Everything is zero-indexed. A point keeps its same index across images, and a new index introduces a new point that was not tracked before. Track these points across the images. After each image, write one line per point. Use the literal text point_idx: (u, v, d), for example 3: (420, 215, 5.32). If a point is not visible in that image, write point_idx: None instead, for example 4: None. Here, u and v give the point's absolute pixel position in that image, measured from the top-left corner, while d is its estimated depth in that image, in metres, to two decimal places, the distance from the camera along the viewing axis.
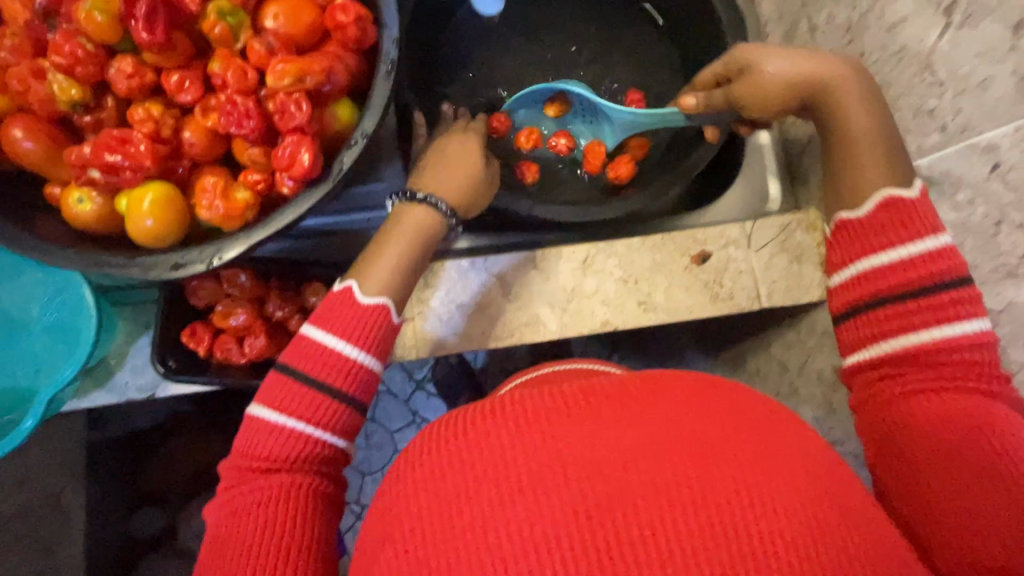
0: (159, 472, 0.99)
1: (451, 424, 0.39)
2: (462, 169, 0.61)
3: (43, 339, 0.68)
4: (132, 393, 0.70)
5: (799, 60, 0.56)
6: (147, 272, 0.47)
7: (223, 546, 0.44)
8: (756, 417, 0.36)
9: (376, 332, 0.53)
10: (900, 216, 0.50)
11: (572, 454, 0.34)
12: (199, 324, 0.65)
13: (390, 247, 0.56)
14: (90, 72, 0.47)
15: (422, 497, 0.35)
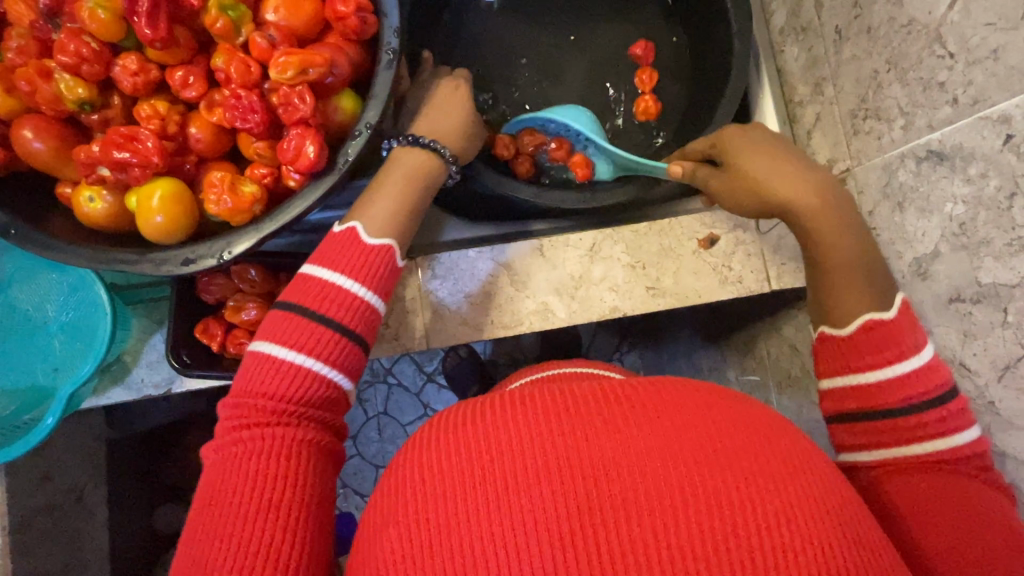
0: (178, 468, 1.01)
1: (466, 410, 0.40)
2: (456, 116, 0.65)
3: (60, 338, 0.70)
4: (149, 389, 0.71)
5: (778, 178, 0.58)
6: (159, 268, 0.48)
7: (223, 480, 0.45)
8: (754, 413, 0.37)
9: (377, 270, 0.55)
10: (881, 342, 0.52)
11: (583, 436, 0.35)
12: (211, 319, 0.66)
13: (391, 185, 0.59)
14: (96, 71, 0.47)
15: (435, 482, 0.36)
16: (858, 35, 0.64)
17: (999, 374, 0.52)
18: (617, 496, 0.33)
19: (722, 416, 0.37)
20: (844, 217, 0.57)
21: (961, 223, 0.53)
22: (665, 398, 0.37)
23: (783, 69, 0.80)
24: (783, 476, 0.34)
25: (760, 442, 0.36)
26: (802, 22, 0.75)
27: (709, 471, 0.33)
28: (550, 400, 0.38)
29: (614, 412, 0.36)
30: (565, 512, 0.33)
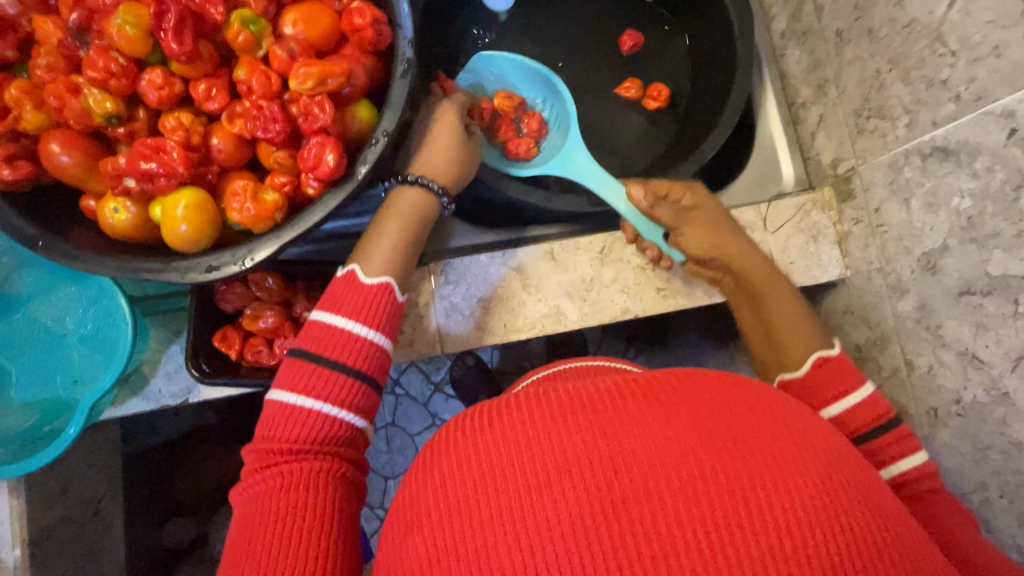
0: (189, 482, 1.01)
1: (491, 409, 0.40)
2: (445, 152, 0.63)
3: (80, 350, 0.71)
4: (166, 400, 0.72)
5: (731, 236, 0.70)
6: (184, 275, 0.49)
7: (249, 530, 0.47)
8: (767, 401, 0.38)
9: (384, 310, 0.56)
10: (835, 373, 0.60)
11: (610, 428, 0.36)
12: (229, 328, 0.67)
13: (389, 228, 0.60)
14: (124, 86, 0.48)
15: (465, 478, 0.36)
16: (860, 36, 0.65)
17: (1013, 364, 0.52)
18: (649, 485, 0.33)
19: (746, 406, 0.37)
20: (778, 279, 0.69)
21: (969, 216, 0.54)
22: (686, 391, 0.38)
23: (785, 72, 0.81)
24: (810, 461, 0.35)
25: (784, 429, 0.36)
26: (803, 25, 0.76)
27: (735, 460, 0.34)
28: (573, 399, 0.39)
29: (641, 405, 0.37)
30: (597, 497, 0.33)
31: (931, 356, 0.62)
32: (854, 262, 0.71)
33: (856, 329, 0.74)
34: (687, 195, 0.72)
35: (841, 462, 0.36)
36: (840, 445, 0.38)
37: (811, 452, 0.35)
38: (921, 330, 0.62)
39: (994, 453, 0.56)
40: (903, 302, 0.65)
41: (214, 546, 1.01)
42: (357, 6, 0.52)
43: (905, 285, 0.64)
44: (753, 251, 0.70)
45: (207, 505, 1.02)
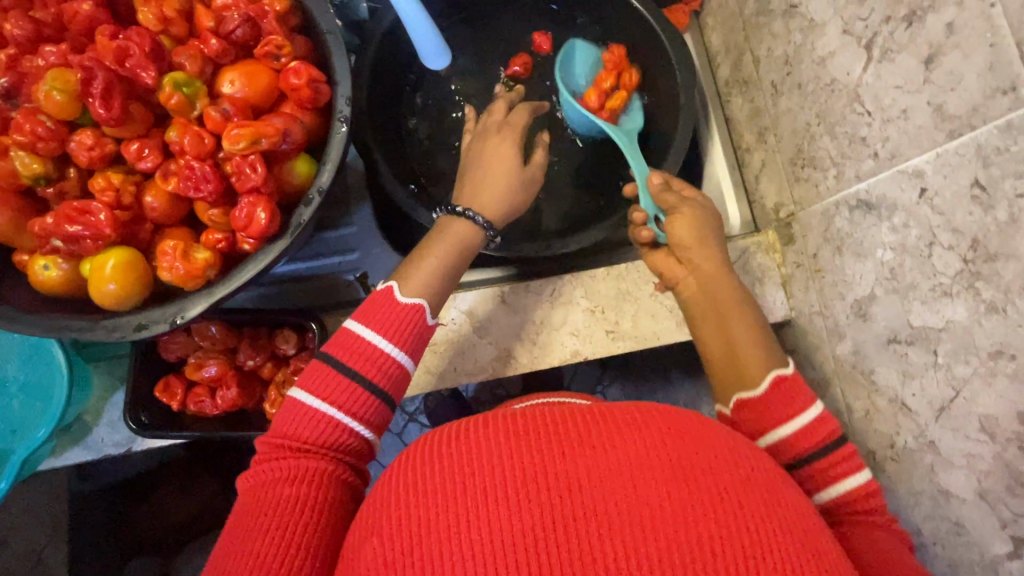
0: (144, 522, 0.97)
1: (416, 451, 0.39)
2: (498, 183, 0.64)
3: (17, 399, 0.69)
4: (109, 449, 0.71)
5: (708, 232, 0.65)
6: (112, 334, 0.49)
7: (249, 515, 0.45)
8: (708, 440, 0.37)
9: (411, 330, 0.55)
10: (781, 397, 0.53)
11: (536, 481, 0.34)
12: (173, 377, 0.66)
13: (433, 251, 0.60)
14: (52, 147, 0.49)
15: (379, 539, 0.35)
16: (791, 89, 0.68)
17: (936, 414, 0.53)
18: (572, 530, 0.33)
19: (683, 437, 0.37)
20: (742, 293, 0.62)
21: (891, 268, 0.56)
22: (620, 431, 0.36)
23: (730, 117, 0.84)
24: (736, 488, 0.35)
25: (709, 455, 0.36)
26: (744, 74, 0.79)
27: (655, 515, 0.33)
28: (503, 438, 0.37)
29: (567, 435, 0.36)
30: (522, 544, 0.33)
31: (867, 402, 0.63)
32: (797, 303, 0.73)
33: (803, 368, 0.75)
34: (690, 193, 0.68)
35: (769, 483, 0.36)
36: (766, 464, 0.38)
37: (739, 478, 0.35)
38: (856, 375, 0.64)
39: (924, 499, 0.56)
40: (840, 346, 0.66)
41: None
42: (293, 65, 0.53)
43: (840, 329, 0.66)
44: (722, 261, 0.63)
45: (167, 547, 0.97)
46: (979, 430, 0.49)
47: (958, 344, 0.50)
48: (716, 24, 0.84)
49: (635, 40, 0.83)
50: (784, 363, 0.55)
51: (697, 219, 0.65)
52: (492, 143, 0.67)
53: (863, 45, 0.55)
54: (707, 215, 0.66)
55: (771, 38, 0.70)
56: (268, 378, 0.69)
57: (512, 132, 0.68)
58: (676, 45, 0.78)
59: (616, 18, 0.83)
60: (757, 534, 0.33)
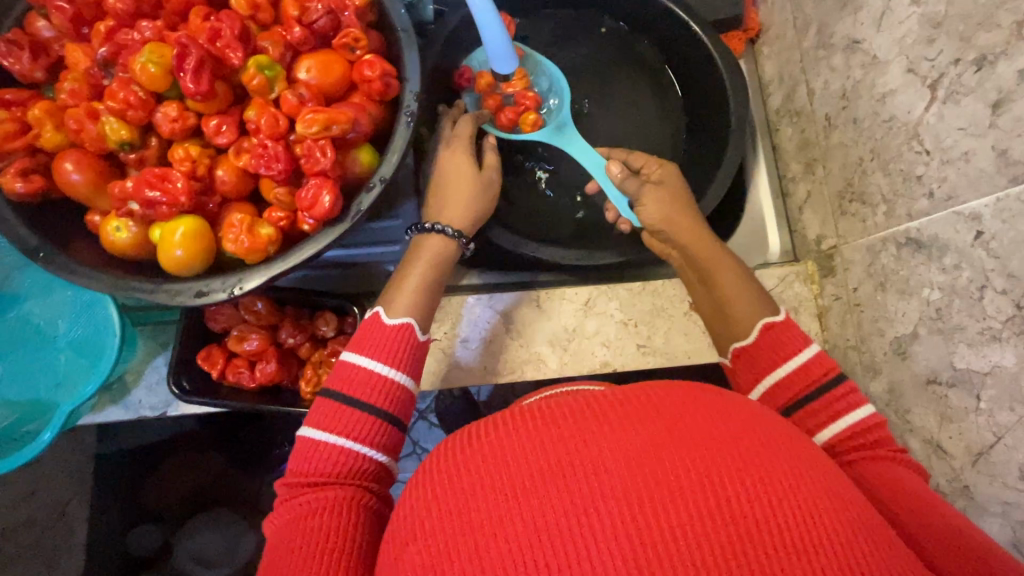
0: (156, 492, 0.99)
1: (461, 436, 0.40)
2: (459, 195, 0.66)
3: (66, 354, 0.72)
4: (145, 411, 0.73)
5: (680, 206, 0.67)
6: (173, 298, 0.51)
7: (279, 553, 0.46)
8: (762, 434, 0.36)
9: (404, 351, 0.57)
10: (777, 341, 0.56)
11: (587, 462, 0.34)
12: (214, 346, 0.68)
13: (411, 271, 0.62)
14: (139, 116, 0.51)
15: (431, 516, 0.36)
16: (846, 123, 0.69)
17: (973, 459, 0.53)
18: (624, 512, 0.33)
19: (738, 429, 0.36)
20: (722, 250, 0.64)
21: (937, 308, 0.56)
22: (674, 419, 0.36)
23: (778, 146, 0.84)
24: (784, 471, 0.34)
25: (755, 436, 0.36)
26: (796, 105, 0.80)
27: (712, 507, 0.33)
28: (550, 420, 0.37)
29: (612, 416, 0.36)
30: (576, 521, 0.33)
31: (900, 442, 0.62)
32: (832, 336, 0.73)
33: None
34: (654, 171, 0.72)
35: (823, 476, 0.35)
36: (812, 453, 0.37)
37: (791, 464, 0.35)
38: (889, 413, 0.64)
39: None
40: (874, 383, 0.66)
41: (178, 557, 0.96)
42: (368, 57, 0.55)
43: (878, 364, 0.65)
44: (702, 228, 0.66)
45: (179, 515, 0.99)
46: (1019, 478, 0.49)
47: (1004, 390, 0.49)
48: (772, 53, 0.85)
49: (691, 62, 0.85)
50: (764, 306, 0.59)
51: (660, 197, 0.68)
52: (446, 158, 0.69)
53: (927, 85, 0.56)
54: (674, 189, 0.69)
55: (829, 71, 0.71)
56: (305, 358, 0.71)
57: (462, 141, 0.69)
58: (731, 70, 0.79)
59: (672, 40, 0.85)
60: (813, 523, 0.32)
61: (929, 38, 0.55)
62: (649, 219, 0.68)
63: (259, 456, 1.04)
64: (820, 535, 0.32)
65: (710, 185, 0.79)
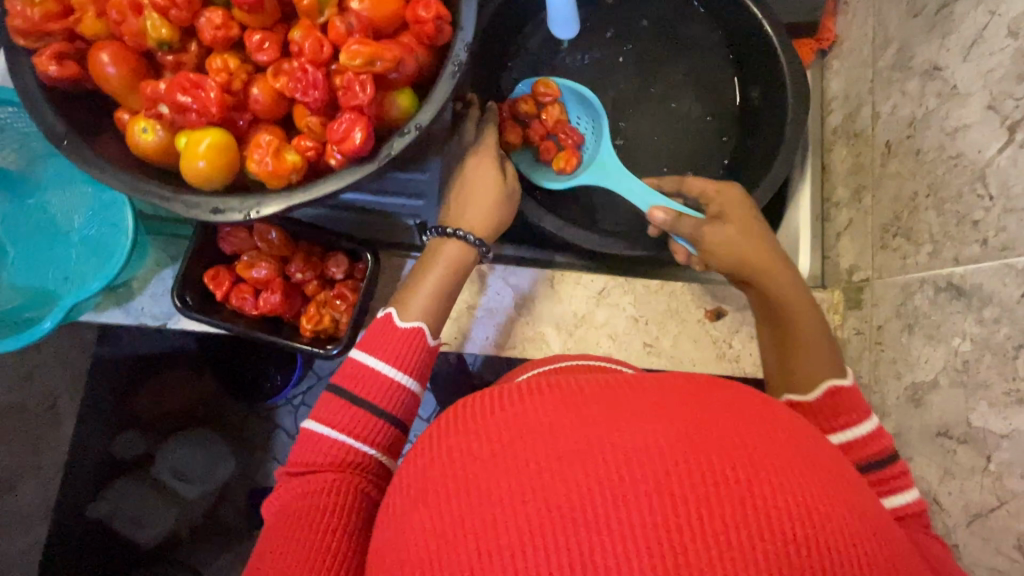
0: (146, 402, 1.03)
1: (477, 406, 0.36)
2: (485, 204, 0.65)
3: (78, 250, 0.72)
4: (146, 319, 0.73)
5: (756, 243, 0.65)
6: (188, 209, 0.50)
7: (276, 537, 0.47)
8: (821, 460, 0.32)
9: (415, 356, 0.57)
10: (839, 404, 0.53)
11: (622, 467, 0.30)
12: (222, 267, 0.67)
13: (430, 277, 0.62)
14: (182, 17, 0.50)
15: (437, 495, 0.32)
16: (907, 153, 0.65)
17: (969, 519, 0.51)
18: (650, 518, 0.29)
19: (800, 458, 0.31)
20: (802, 300, 0.62)
21: (965, 359, 0.53)
22: (730, 433, 0.31)
23: (828, 166, 0.81)
24: (841, 508, 0.30)
25: (812, 464, 0.31)
26: (856, 126, 0.76)
27: (761, 540, 0.28)
28: (581, 405, 0.33)
29: (620, 402, 0.33)
30: (602, 528, 0.29)
31: None
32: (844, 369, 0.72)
33: None
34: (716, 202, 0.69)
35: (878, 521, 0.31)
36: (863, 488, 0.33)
37: (819, 472, 0.31)
38: None
39: None
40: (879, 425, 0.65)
41: (157, 468, 1.02)
42: None
43: (886, 407, 0.64)
44: (788, 273, 0.64)
45: (161, 429, 1.03)
46: (1014, 546, 0.47)
47: (1020, 455, 0.47)
48: (842, 68, 0.80)
49: (754, 60, 0.81)
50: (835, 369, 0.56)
51: (723, 231, 0.66)
52: (471, 160, 0.68)
53: (1005, 125, 0.52)
54: (740, 223, 0.67)
55: (900, 95, 0.67)
56: (311, 296, 0.69)
57: (490, 147, 0.68)
58: (795, 78, 0.75)
59: (738, 34, 0.81)
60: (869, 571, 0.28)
61: (1020, 75, 0.51)
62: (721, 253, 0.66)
63: (246, 387, 1.06)
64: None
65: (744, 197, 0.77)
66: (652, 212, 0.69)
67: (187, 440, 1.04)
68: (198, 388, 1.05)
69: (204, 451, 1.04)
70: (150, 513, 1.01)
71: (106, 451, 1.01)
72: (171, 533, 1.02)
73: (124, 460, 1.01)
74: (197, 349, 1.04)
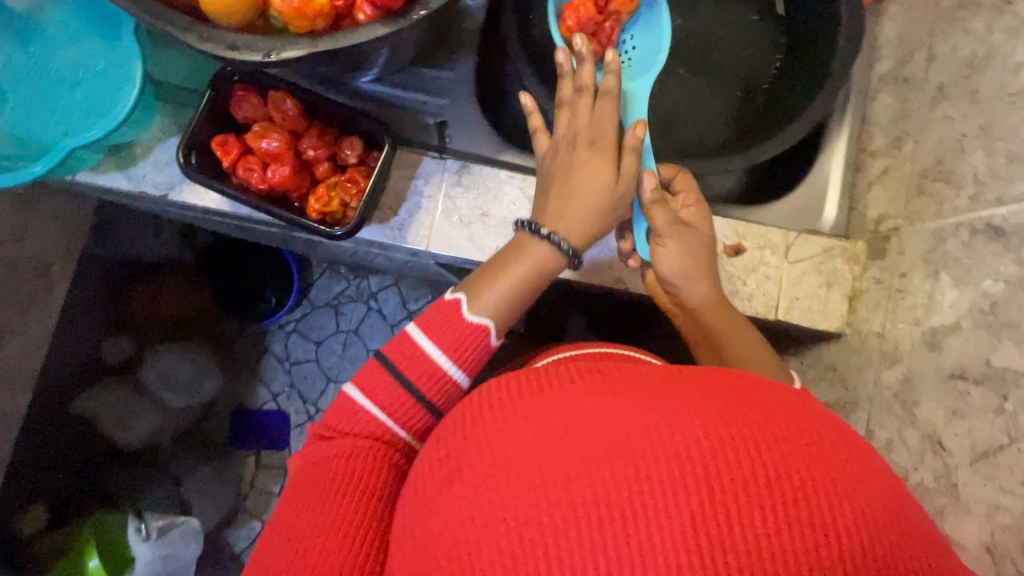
0: (142, 307, 1.10)
1: (499, 386, 0.41)
2: (586, 201, 0.58)
3: (79, 103, 0.68)
4: (147, 187, 0.70)
5: (700, 263, 0.66)
6: (202, 42, 0.46)
7: (299, 494, 0.50)
8: (805, 408, 0.37)
9: (474, 349, 0.54)
10: None
11: (634, 416, 0.35)
12: (232, 136, 0.63)
13: (506, 277, 0.56)
14: None
15: (473, 457, 0.37)
16: (960, 95, 0.62)
17: (973, 458, 0.50)
18: (668, 458, 0.33)
19: (793, 412, 0.36)
20: (741, 324, 0.65)
21: (993, 300, 0.52)
22: (723, 392, 0.36)
23: (868, 116, 0.78)
24: (835, 449, 0.34)
25: (800, 414, 0.36)
26: (905, 73, 0.73)
27: (772, 480, 0.32)
28: (590, 379, 0.39)
29: (672, 390, 0.36)
30: (622, 468, 0.33)
31: (893, 432, 0.60)
32: (857, 320, 0.70)
33: (830, 387, 0.73)
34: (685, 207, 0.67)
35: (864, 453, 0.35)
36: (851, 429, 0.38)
37: (830, 439, 0.35)
38: (896, 403, 0.61)
39: None
40: (889, 371, 0.63)
41: (146, 376, 1.08)
42: None
43: (898, 353, 0.63)
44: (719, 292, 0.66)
45: (156, 336, 1.12)
46: (1018, 483, 0.46)
47: None
48: (899, 12, 0.76)
49: None
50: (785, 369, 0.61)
51: (681, 241, 0.64)
52: (581, 154, 0.60)
53: None
54: (693, 238, 0.65)
55: (962, 35, 0.64)
56: (320, 177, 0.65)
57: (605, 143, 0.60)
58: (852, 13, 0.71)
59: None
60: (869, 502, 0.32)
61: None
62: (669, 262, 0.65)
63: (245, 306, 1.16)
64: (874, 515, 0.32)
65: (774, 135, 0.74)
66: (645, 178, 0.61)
67: (173, 350, 1.11)
68: (194, 300, 1.15)
69: (193, 364, 1.12)
70: (136, 415, 1.07)
71: (96, 348, 1.05)
72: (154, 440, 1.10)
73: (115, 362, 1.08)
74: (196, 263, 1.15)
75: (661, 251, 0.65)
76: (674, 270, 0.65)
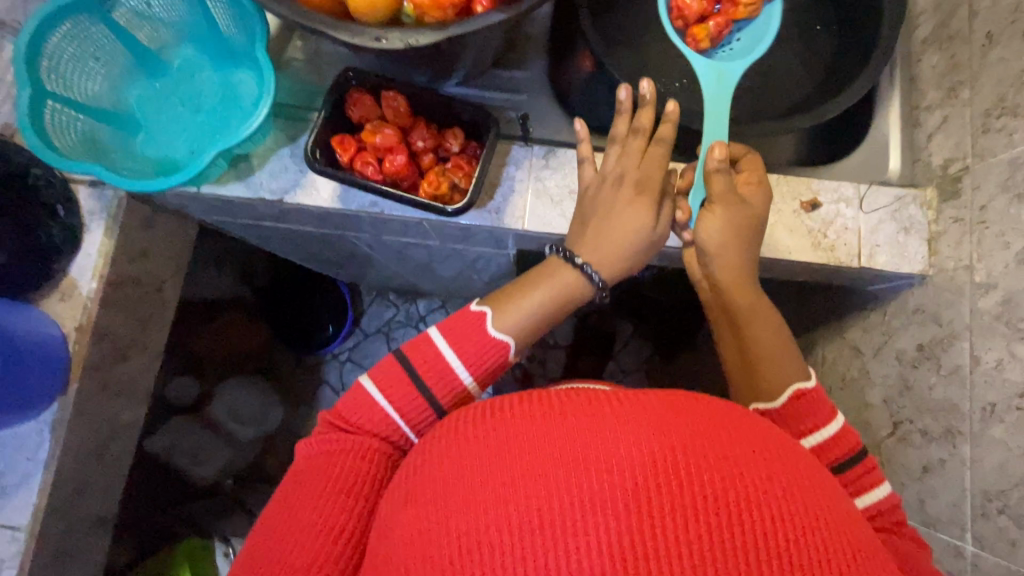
0: (211, 340, 1.19)
1: (465, 418, 0.45)
2: (618, 233, 0.65)
3: (203, 124, 0.76)
4: (264, 194, 0.77)
5: (738, 242, 0.67)
6: (354, 37, 0.53)
7: (306, 484, 0.54)
8: (731, 423, 0.41)
9: (489, 358, 0.60)
10: (802, 410, 0.60)
11: (580, 441, 0.38)
12: (347, 136, 0.70)
13: (531, 297, 0.62)
14: None
15: (442, 480, 0.40)
16: (1011, 38, 0.67)
17: None
18: (611, 477, 0.36)
19: (719, 431, 0.40)
20: (770, 312, 0.68)
21: None
22: (659, 413, 0.40)
23: (916, 78, 0.83)
24: (757, 463, 0.38)
25: (726, 432, 0.40)
26: (949, 31, 0.78)
27: (703, 494, 0.36)
28: (542, 406, 0.42)
29: (626, 416, 0.40)
30: (570, 492, 0.36)
31: (1002, 351, 0.62)
32: (940, 260, 0.74)
33: (920, 329, 0.75)
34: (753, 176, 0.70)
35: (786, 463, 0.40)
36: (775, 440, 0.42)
37: (754, 454, 0.39)
38: (999, 325, 0.63)
39: None
40: (983, 299, 0.66)
41: (215, 410, 1.18)
42: None
43: (991, 279, 0.65)
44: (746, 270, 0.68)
45: (219, 369, 1.20)
46: None
47: None
48: None
49: None
50: (802, 360, 0.65)
51: (730, 207, 0.67)
52: (608, 188, 0.68)
53: None
54: (737, 212, 0.67)
55: None
56: (426, 169, 0.72)
57: (650, 188, 0.67)
58: None
59: None
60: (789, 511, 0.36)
61: None
62: (710, 231, 0.67)
63: (306, 338, 1.30)
64: (794, 521, 0.36)
65: (831, 100, 0.80)
66: (714, 147, 0.66)
67: (239, 384, 1.22)
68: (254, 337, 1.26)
69: (258, 399, 1.25)
70: (205, 450, 1.16)
71: (164, 393, 1.10)
72: (218, 482, 1.18)
73: (180, 402, 1.13)
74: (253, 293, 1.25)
75: (706, 213, 0.67)
76: (714, 239, 0.67)
